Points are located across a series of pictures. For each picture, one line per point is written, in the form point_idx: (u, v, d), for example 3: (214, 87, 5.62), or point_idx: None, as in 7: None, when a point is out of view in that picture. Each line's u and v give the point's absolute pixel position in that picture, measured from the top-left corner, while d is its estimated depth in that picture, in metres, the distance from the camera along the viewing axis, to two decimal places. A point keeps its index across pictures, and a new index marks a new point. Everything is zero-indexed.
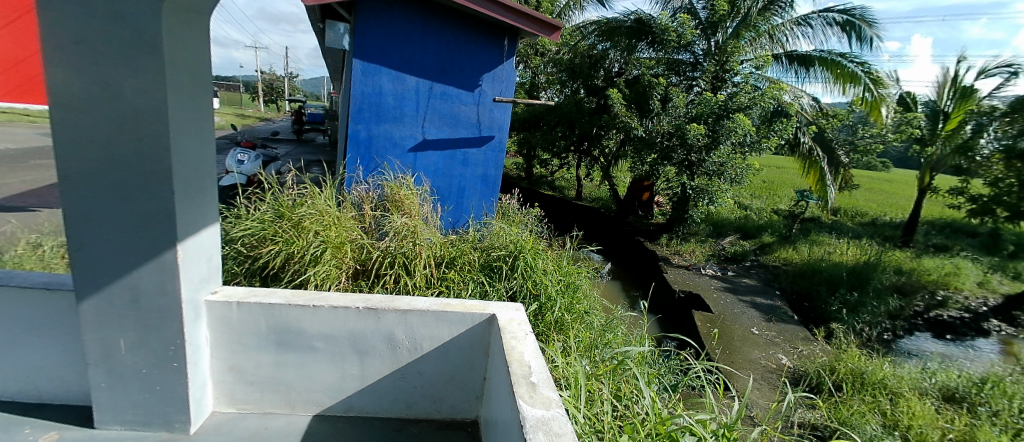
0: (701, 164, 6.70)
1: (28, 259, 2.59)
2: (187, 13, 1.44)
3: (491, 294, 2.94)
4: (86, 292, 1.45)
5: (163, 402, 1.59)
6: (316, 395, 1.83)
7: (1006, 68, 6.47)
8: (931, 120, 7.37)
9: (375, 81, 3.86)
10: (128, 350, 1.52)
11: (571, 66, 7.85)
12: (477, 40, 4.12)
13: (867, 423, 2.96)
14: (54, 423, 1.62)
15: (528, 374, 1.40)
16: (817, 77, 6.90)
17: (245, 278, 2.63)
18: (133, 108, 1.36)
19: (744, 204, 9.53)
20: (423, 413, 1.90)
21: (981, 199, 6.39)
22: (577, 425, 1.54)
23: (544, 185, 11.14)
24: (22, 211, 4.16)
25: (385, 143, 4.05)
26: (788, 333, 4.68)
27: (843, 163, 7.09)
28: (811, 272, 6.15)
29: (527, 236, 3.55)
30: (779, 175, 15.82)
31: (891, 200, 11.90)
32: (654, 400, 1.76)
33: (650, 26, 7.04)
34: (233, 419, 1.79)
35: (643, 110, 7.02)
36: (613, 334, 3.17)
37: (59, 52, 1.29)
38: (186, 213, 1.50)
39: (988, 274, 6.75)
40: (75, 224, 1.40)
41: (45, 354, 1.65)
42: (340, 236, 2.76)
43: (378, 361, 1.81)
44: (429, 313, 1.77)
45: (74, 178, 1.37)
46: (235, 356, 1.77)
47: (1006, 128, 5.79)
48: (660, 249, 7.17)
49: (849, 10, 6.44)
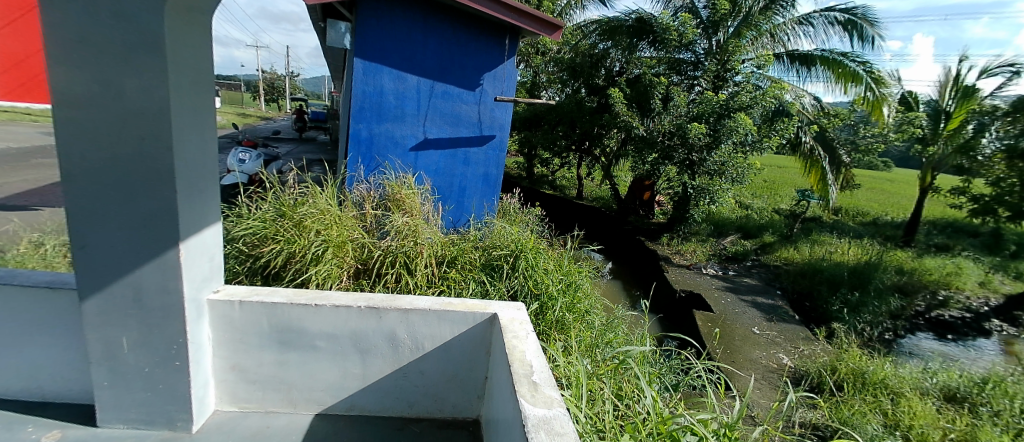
0: (703, 163, 6.69)
1: (31, 258, 2.60)
2: (189, 12, 1.44)
3: (492, 294, 2.94)
4: (89, 291, 1.46)
5: (165, 401, 1.59)
6: (318, 394, 1.84)
7: (1008, 67, 6.45)
8: (933, 120, 7.34)
9: (376, 80, 3.86)
10: (131, 349, 1.52)
11: (572, 65, 7.85)
12: (478, 39, 4.12)
13: (868, 423, 2.97)
14: (57, 422, 1.62)
15: (529, 373, 1.40)
16: (819, 76, 6.89)
17: (247, 277, 2.63)
18: (136, 107, 1.36)
19: (745, 204, 9.53)
20: (424, 412, 1.90)
21: (983, 199, 6.38)
22: (578, 424, 1.54)
23: (545, 185, 11.15)
24: (24, 210, 4.17)
25: (387, 143, 4.05)
26: (789, 332, 4.68)
27: (844, 163, 7.09)
28: (812, 271, 6.14)
29: (528, 235, 3.55)
30: (780, 175, 15.82)
31: (892, 200, 11.89)
32: (655, 399, 1.76)
33: (651, 25, 7.03)
34: (235, 418, 1.79)
35: (645, 109, 7.05)
36: (614, 334, 3.17)
37: (62, 51, 1.30)
38: (188, 212, 1.50)
39: (990, 274, 6.74)
40: (78, 223, 1.40)
41: (48, 353, 1.65)
42: (342, 235, 2.77)
43: (380, 360, 1.81)
44: (431, 312, 1.77)
45: (77, 177, 1.38)
46: (237, 355, 1.77)
47: (1008, 128, 5.79)
48: (661, 248, 7.17)
49: (851, 9, 6.42)
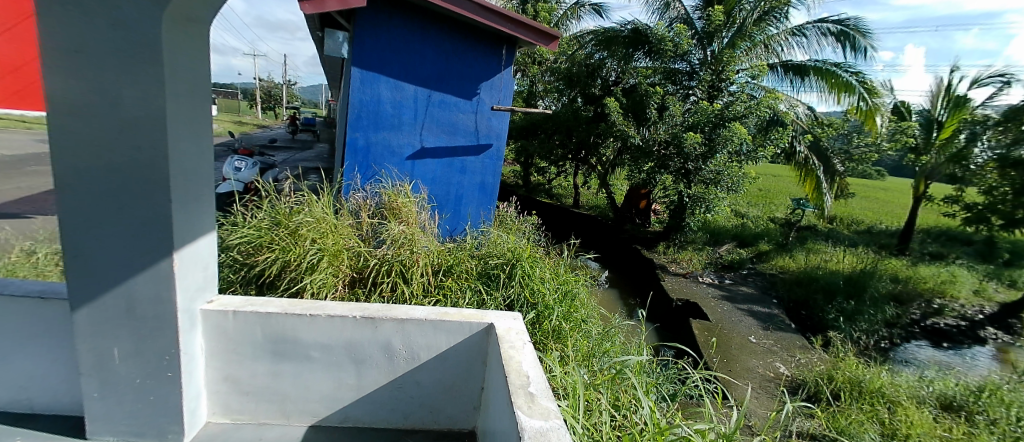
0: (699, 172, 6.73)
1: (22, 266, 2.59)
2: (186, 22, 1.44)
3: (489, 303, 2.94)
4: (81, 301, 1.44)
5: (157, 413, 1.57)
6: (313, 405, 1.82)
7: (999, 77, 6.54)
8: (925, 129, 7.46)
9: (373, 89, 3.87)
10: (124, 360, 1.51)
11: (569, 75, 7.90)
12: (476, 49, 4.16)
13: (865, 432, 2.96)
14: (44, 434, 1.59)
15: (526, 384, 1.39)
16: (812, 87, 6.96)
17: (241, 286, 2.62)
18: (132, 115, 1.36)
19: (741, 212, 9.61)
20: (420, 424, 1.89)
21: (976, 207, 6.32)
22: (575, 435, 1.54)
23: (542, 193, 11.21)
24: (17, 218, 4.14)
25: (383, 151, 4.05)
26: (786, 341, 4.69)
27: (838, 172, 7.15)
28: (808, 280, 6.16)
29: (525, 244, 3.55)
30: (774, 183, 15.97)
31: (886, 209, 11.98)
32: (653, 410, 1.74)
33: (647, 36, 7.08)
34: (228, 430, 1.76)
35: (641, 119, 7.11)
36: (611, 343, 3.14)
37: (57, 59, 1.29)
38: (184, 221, 1.50)
39: (984, 282, 6.80)
40: (72, 230, 1.39)
41: (36, 363, 1.63)
42: (337, 244, 2.75)
43: (375, 371, 1.79)
44: (427, 322, 1.76)
45: (72, 184, 1.37)
46: (230, 366, 1.75)
47: (1000, 137, 5.88)
48: (657, 257, 7.19)
49: (843, 20, 6.51)
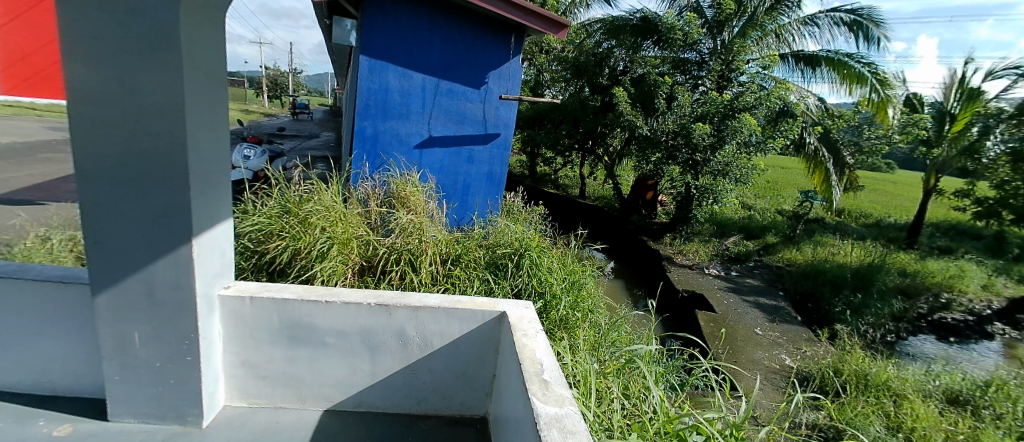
0: (706, 163, 6.70)
1: (38, 252, 2.63)
2: (204, 8, 1.44)
3: (496, 291, 2.95)
4: (102, 286, 1.47)
5: (176, 396, 1.60)
6: (327, 390, 1.85)
7: (1014, 69, 6.40)
8: (937, 121, 7.35)
9: (382, 77, 3.86)
10: (143, 344, 1.53)
11: (577, 64, 7.83)
12: (484, 38, 4.12)
13: (871, 424, 2.99)
14: (67, 416, 1.63)
15: (540, 371, 1.40)
16: (824, 78, 6.87)
17: (252, 273, 2.65)
18: (151, 103, 1.37)
19: (749, 204, 9.58)
20: (433, 409, 1.92)
21: (987, 201, 6.38)
22: (588, 423, 1.57)
23: (548, 183, 11.20)
24: (30, 204, 4.19)
25: (391, 140, 4.05)
26: (792, 334, 4.69)
27: (848, 164, 7.09)
28: (815, 272, 6.14)
29: (532, 234, 3.56)
30: (783, 176, 15.86)
31: (895, 202, 11.85)
32: (662, 398, 1.76)
33: (656, 25, 6.96)
34: (245, 414, 1.80)
35: (648, 109, 7.02)
36: (618, 333, 3.15)
37: (79, 47, 1.30)
38: (201, 207, 1.50)
39: (993, 277, 6.72)
40: (93, 217, 1.41)
41: (58, 346, 1.66)
42: (347, 233, 2.78)
43: (389, 357, 1.82)
44: (440, 310, 1.78)
45: (91, 171, 1.38)
46: (247, 351, 1.78)
47: (1013, 131, 5.67)
48: (663, 248, 7.19)
49: (856, 10, 6.40)
